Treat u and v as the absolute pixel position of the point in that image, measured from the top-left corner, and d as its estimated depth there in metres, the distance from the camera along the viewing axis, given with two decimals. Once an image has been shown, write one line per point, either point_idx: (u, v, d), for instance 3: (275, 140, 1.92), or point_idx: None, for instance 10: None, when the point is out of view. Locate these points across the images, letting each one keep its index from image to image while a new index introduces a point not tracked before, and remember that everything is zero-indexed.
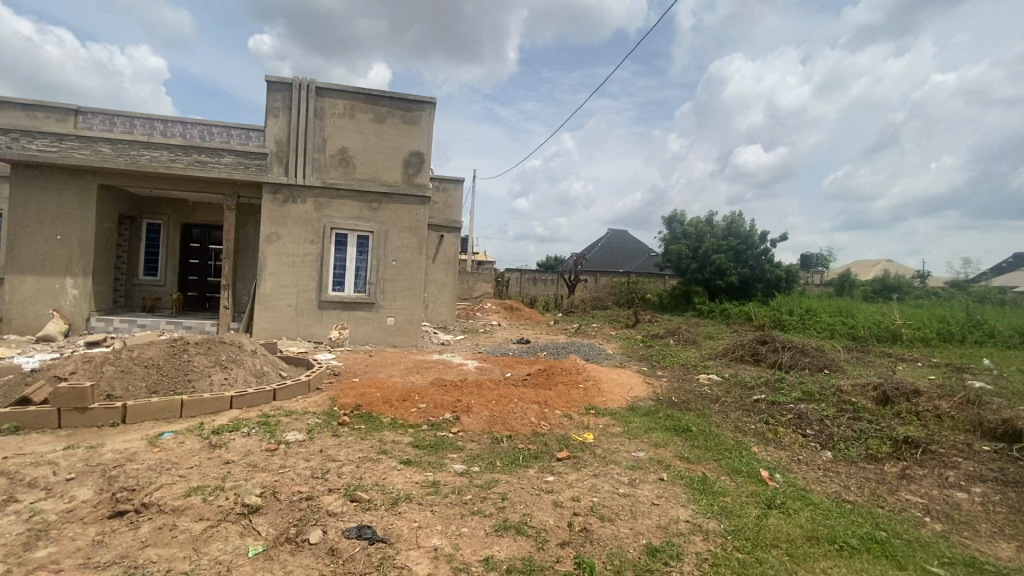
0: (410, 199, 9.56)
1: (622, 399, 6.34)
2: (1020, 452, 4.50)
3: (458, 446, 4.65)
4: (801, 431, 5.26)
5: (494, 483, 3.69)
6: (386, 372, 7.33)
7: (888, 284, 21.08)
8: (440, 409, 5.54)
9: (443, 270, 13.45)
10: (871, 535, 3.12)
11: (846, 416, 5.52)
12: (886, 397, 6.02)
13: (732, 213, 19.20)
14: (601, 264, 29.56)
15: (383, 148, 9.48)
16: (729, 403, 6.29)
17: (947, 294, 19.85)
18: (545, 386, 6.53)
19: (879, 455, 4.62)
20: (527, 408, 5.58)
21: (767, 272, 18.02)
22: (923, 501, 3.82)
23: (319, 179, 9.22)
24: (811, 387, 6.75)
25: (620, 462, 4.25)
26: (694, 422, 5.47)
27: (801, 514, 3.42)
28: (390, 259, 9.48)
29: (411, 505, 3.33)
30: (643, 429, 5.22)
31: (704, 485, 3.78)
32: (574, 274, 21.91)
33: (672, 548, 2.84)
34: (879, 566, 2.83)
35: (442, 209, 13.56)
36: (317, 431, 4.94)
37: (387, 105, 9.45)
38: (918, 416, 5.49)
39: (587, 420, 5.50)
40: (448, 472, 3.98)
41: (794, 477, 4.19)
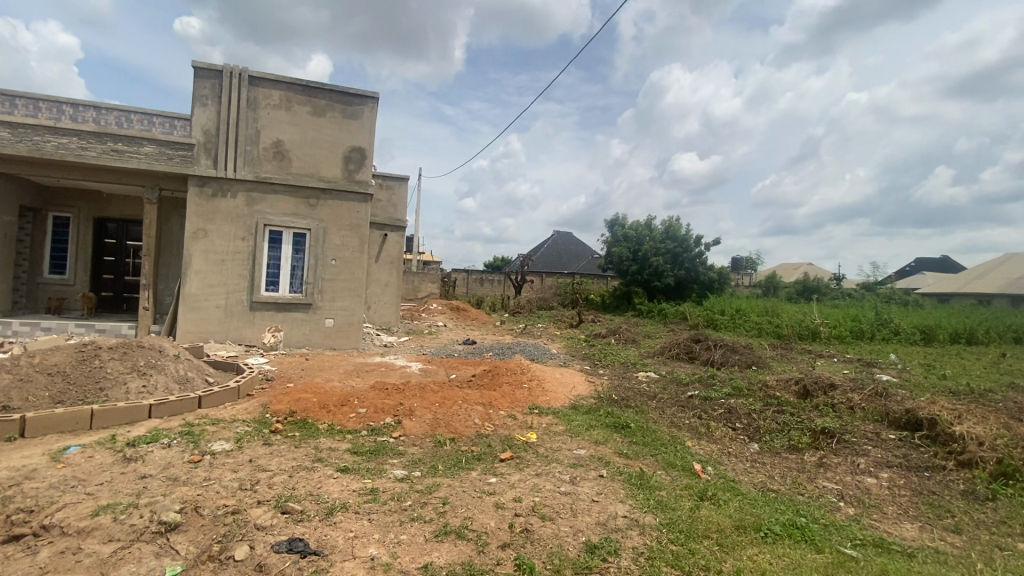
0: (350, 196, 9.24)
1: (565, 398, 6.43)
2: (919, 439, 4.97)
3: (399, 451, 4.53)
4: (731, 424, 5.55)
5: (435, 488, 3.62)
6: (324, 376, 7.05)
7: (808, 286, 22.76)
8: (380, 414, 5.38)
9: (386, 269, 13.13)
10: (793, 522, 3.32)
11: (771, 409, 5.88)
12: (806, 391, 6.47)
13: (669, 218, 20.03)
14: (547, 265, 29.99)
15: (321, 142, 9.11)
16: (666, 399, 6.54)
17: (858, 295, 21.67)
18: (489, 387, 6.51)
19: (800, 446, 4.94)
20: (471, 409, 5.53)
21: (701, 273, 18.96)
22: (838, 487, 4.12)
23: (251, 173, 8.72)
24: (740, 383, 7.15)
25: (562, 461, 4.30)
26: (633, 418, 5.63)
27: (730, 504, 3.59)
28: (329, 259, 9.13)
29: (347, 514, 3.20)
30: (584, 427, 5.31)
31: (641, 480, 3.89)
32: (520, 275, 22.08)
33: (611, 543, 2.89)
34: (799, 550, 3.02)
35: (385, 207, 13.22)
36: (247, 439, 4.65)
37: (327, 97, 9.10)
38: (834, 408, 5.94)
39: (530, 420, 5.53)
40: (388, 478, 3.87)
41: (724, 469, 4.41)
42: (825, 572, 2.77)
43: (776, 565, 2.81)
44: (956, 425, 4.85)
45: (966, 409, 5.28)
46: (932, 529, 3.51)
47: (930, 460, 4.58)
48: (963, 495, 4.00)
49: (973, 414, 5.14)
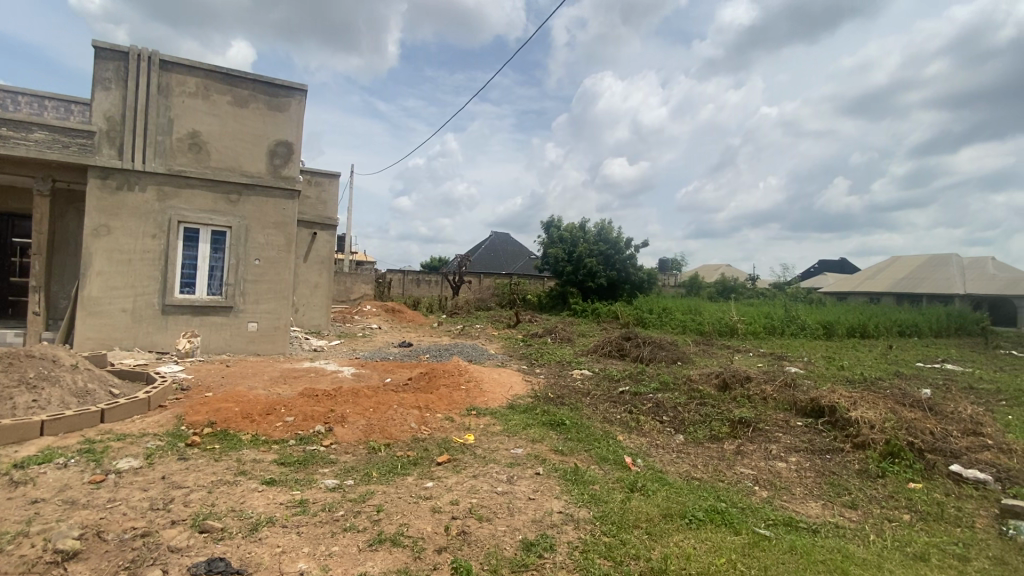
0: (276, 192, 8.77)
1: (502, 398, 6.46)
2: (821, 425, 5.47)
3: (330, 460, 4.36)
4: (659, 417, 5.84)
5: (369, 496, 3.51)
6: (248, 383, 6.64)
7: (727, 286, 24.39)
8: (310, 421, 5.15)
9: (316, 270, 12.58)
10: (714, 507, 3.54)
11: (694, 402, 6.25)
12: (725, 383, 6.95)
13: (602, 221, 20.71)
14: (484, 266, 30.05)
15: (243, 135, 8.58)
16: (599, 396, 6.76)
17: (770, 294, 23.51)
18: (426, 390, 6.42)
19: (720, 436, 5.28)
20: (407, 413, 5.42)
21: (632, 274, 19.78)
22: (754, 472, 4.45)
23: (163, 166, 8.05)
24: (666, 378, 7.53)
25: (499, 461, 4.33)
26: (568, 415, 5.77)
27: (658, 493, 3.78)
28: (253, 259, 8.61)
29: (274, 529, 3.03)
30: (521, 426, 5.38)
31: (576, 475, 4.00)
32: (457, 275, 21.96)
33: (547, 540, 2.94)
34: (720, 533, 3.23)
35: (314, 205, 12.66)
36: (159, 455, 4.28)
37: (249, 87, 8.58)
38: (749, 399, 6.41)
39: (467, 421, 5.52)
40: (318, 488, 3.71)
41: (652, 460, 4.62)
42: (743, 552, 2.98)
43: (700, 549, 2.98)
44: (852, 410, 5.39)
45: (860, 396, 5.88)
46: (833, 506, 3.88)
47: (831, 443, 5.06)
48: (859, 474, 4.46)
49: (866, 400, 5.73)
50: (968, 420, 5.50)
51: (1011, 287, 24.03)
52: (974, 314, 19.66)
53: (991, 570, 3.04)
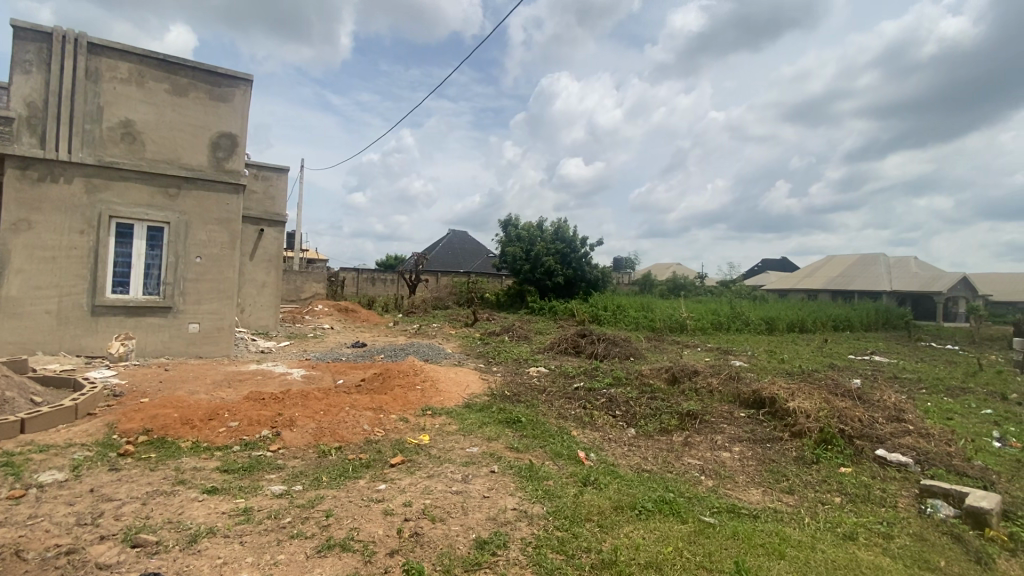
0: (219, 186, 8.35)
1: (459, 397, 6.42)
2: (762, 415, 5.76)
3: (277, 465, 4.20)
4: (612, 412, 5.97)
5: (318, 501, 3.41)
6: (189, 387, 6.31)
7: (677, 284, 25.25)
8: (256, 426, 4.94)
9: (263, 268, 12.07)
10: (663, 498, 3.66)
11: (645, 396, 6.44)
12: (674, 377, 7.20)
13: (558, 220, 20.97)
14: (441, 264, 29.81)
15: (183, 125, 8.12)
16: (554, 393, 6.84)
17: (718, 291, 24.53)
18: (380, 391, 6.29)
19: (669, 428, 5.46)
20: (360, 415, 5.30)
21: (587, 272, 20.15)
22: (700, 462, 4.63)
23: (92, 156, 7.49)
24: (619, 373, 7.72)
25: (454, 460, 4.30)
26: (524, 413, 5.80)
27: (609, 486, 3.87)
28: (194, 256, 8.16)
29: (215, 540, 2.89)
30: (477, 424, 5.36)
31: (531, 472, 4.03)
32: (413, 273, 21.65)
33: (500, 537, 2.95)
34: (668, 523, 3.34)
35: (261, 200, 12.14)
36: (87, 466, 3.99)
37: (189, 76, 8.14)
38: (697, 392, 6.67)
39: (422, 421, 5.45)
40: (264, 496, 3.56)
41: (605, 454, 4.73)
42: (689, 540, 3.10)
43: (648, 539, 3.07)
44: (789, 401, 5.70)
45: (796, 387, 6.23)
46: (772, 492, 4.10)
47: (771, 432, 5.33)
48: (796, 460, 4.73)
49: (802, 391, 6.08)
50: (892, 408, 5.94)
51: (930, 284, 26.13)
52: (898, 309, 21.25)
53: (910, 546, 3.30)
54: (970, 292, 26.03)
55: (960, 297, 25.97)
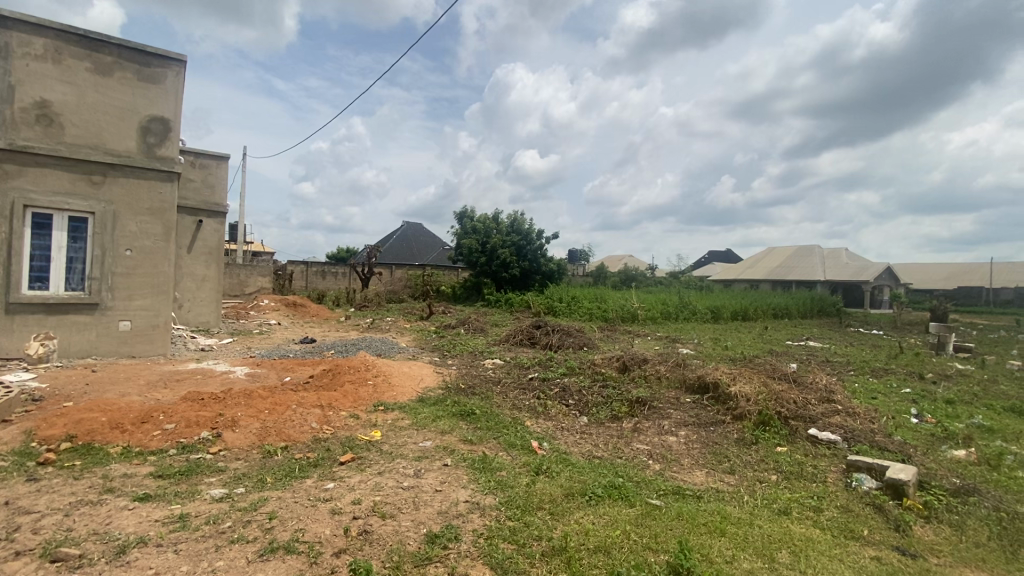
0: (150, 173, 7.80)
1: (412, 392, 6.32)
2: (707, 400, 6.02)
3: (217, 468, 4.00)
4: (565, 401, 6.06)
5: (262, 503, 3.27)
6: (119, 389, 5.90)
7: (629, 275, 25.91)
8: (194, 428, 4.68)
9: (202, 261, 11.41)
10: (613, 483, 3.76)
11: (597, 385, 6.58)
12: (625, 365, 7.38)
13: (514, 212, 20.98)
14: (395, 256, 29.22)
15: (107, 107, 7.52)
16: (509, 384, 6.86)
17: (668, 282, 25.34)
18: (329, 387, 6.12)
19: (619, 415, 5.61)
20: (308, 413, 5.13)
21: (542, 265, 20.33)
22: (648, 447, 4.79)
23: (2, 139, 6.82)
24: (573, 363, 7.84)
25: (406, 455, 4.24)
26: (478, 405, 5.78)
27: (561, 474, 3.93)
28: (123, 249, 7.61)
29: (146, 550, 2.72)
30: (430, 418, 5.31)
31: (484, 464, 4.03)
32: (366, 266, 21.12)
33: (451, 530, 2.93)
34: (617, 507, 3.43)
35: (198, 189, 11.45)
36: (0, 478, 3.65)
37: (114, 54, 7.54)
38: (646, 379, 6.88)
39: (374, 417, 5.34)
40: (203, 500, 3.38)
41: (557, 443, 4.79)
42: (636, 523, 3.19)
43: (598, 524, 3.15)
44: (731, 385, 5.98)
45: (738, 372, 6.54)
46: (715, 473, 4.29)
47: (714, 416, 5.57)
48: (737, 442, 4.96)
49: (743, 375, 6.38)
50: (823, 389, 6.34)
51: (859, 274, 28.03)
52: (831, 297, 22.68)
53: (837, 518, 3.55)
54: (893, 281, 28.14)
55: (885, 285, 28.02)
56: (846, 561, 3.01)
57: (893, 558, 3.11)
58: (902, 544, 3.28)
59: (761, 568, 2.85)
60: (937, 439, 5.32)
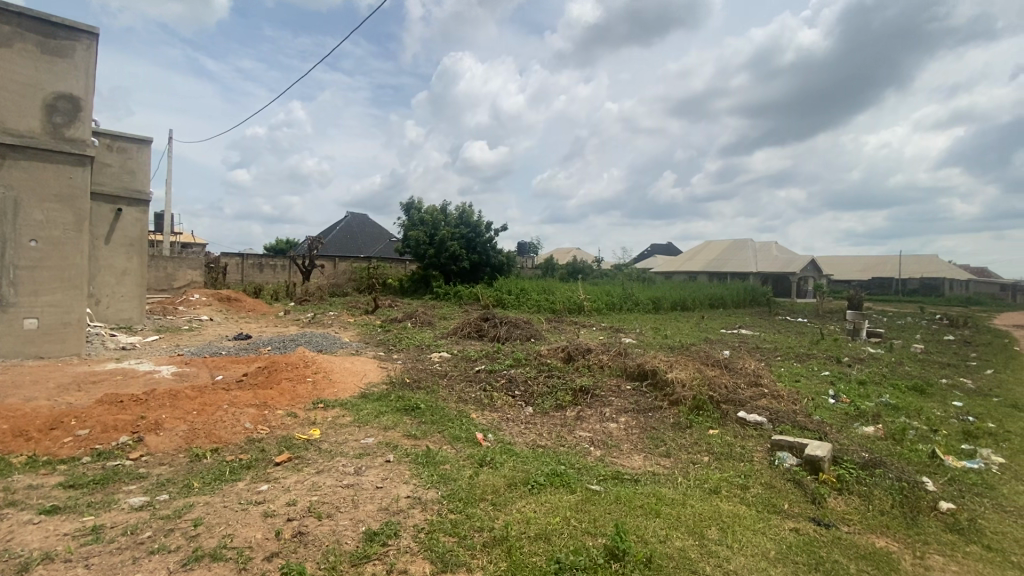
0: (57, 156, 7.10)
1: (354, 387, 6.16)
2: (646, 387, 6.25)
3: (138, 474, 3.74)
4: (511, 392, 6.11)
5: (187, 509, 3.09)
6: (24, 393, 5.39)
7: (577, 267, 26.42)
8: (111, 433, 4.35)
9: (121, 253, 10.55)
10: (555, 471, 3.83)
11: (543, 375, 6.68)
12: (570, 355, 7.53)
13: (463, 204, 20.80)
14: (339, 248, 28.31)
15: (5, 81, 6.78)
16: (455, 377, 6.83)
17: (613, 274, 26.02)
18: (265, 385, 5.86)
19: (564, 404, 5.73)
20: (240, 413, 4.88)
21: (492, 257, 20.34)
22: (590, 435, 4.91)
23: None
24: (519, 354, 7.91)
25: (347, 453, 4.13)
26: (423, 399, 5.71)
27: (504, 464, 3.97)
28: (27, 239, 6.90)
29: (52, 566, 2.50)
30: (373, 414, 5.19)
31: (427, 458, 3.99)
32: (307, 259, 20.30)
33: (391, 527, 2.89)
34: (558, 494, 3.51)
35: (116, 174, 10.57)
36: None
37: (13, 23, 6.81)
38: (589, 368, 7.04)
39: (312, 415, 5.15)
40: (120, 510, 3.15)
41: (502, 434, 4.82)
42: (576, 508, 3.28)
43: (539, 512, 3.20)
44: (669, 372, 6.23)
45: (675, 360, 6.83)
46: (652, 457, 4.46)
47: (653, 402, 5.80)
48: (674, 426, 5.19)
49: (680, 363, 6.67)
50: (752, 374, 6.74)
51: (787, 267, 29.96)
52: (762, 288, 24.12)
53: (761, 494, 3.79)
54: (817, 272, 30.30)
55: (809, 276, 30.11)
56: (768, 534, 3.22)
57: (809, 529, 3.36)
58: (818, 515, 3.56)
59: (692, 545, 3.00)
60: (850, 417, 5.80)
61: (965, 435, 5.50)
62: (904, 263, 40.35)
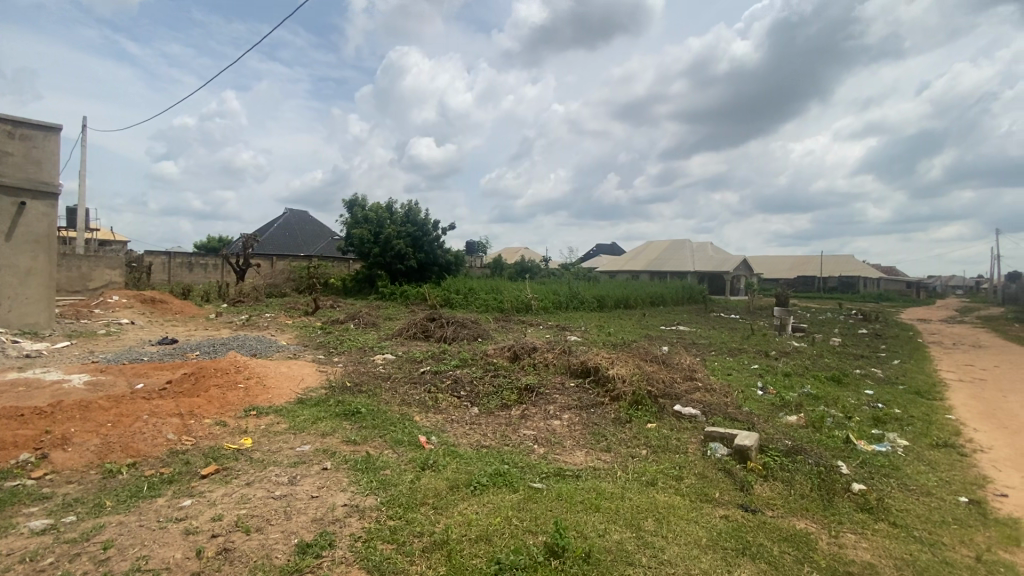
0: None
1: (290, 393, 5.90)
2: (588, 383, 6.39)
3: (41, 494, 3.40)
4: (457, 393, 6.06)
5: (98, 531, 2.84)
6: None
7: (525, 267, 26.61)
8: (10, 450, 3.92)
9: (26, 251, 9.59)
10: (498, 471, 3.83)
11: (489, 375, 6.67)
12: (516, 354, 7.57)
13: (410, 203, 20.42)
14: (277, 247, 27.07)
15: None
16: (399, 379, 6.69)
17: (560, 273, 26.43)
18: (191, 393, 5.49)
19: (509, 403, 5.75)
20: (163, 424, 4.55)
21: (439, 256, 20.12)
22: (534, 433, 4.96)
23: None
24: (465, 355, 7.87)
25: (281, 462, 3.94)
26: (364, 403, 5.55)
27: (447, 467, 3.92)
28: None
29: None
30: (310, 420, 4.98)
31: (367, 464, 3.88)
32: (242, 257, 19.25)
33: (325, 537, 2.78)
34: (500, 493, 3.51)
35: (19, 163, 9.51)
36: None
37: None
38: (535, 367, 7.11)
39: (243, 423, 4.88)
40: (18, 536, 2.85)
41: (446, 436, 4.76)
42: (518, 508, 3.29)
43: (480, 513, 3.19)
44: (610, 369, 6.39)
45: (617, 356, 7.02)
46: (593, 452, 4.56)
47: (595, 398, 5.93)
48: (615, 421, 5.34)
49: (621, 359, 6.85)
50: (687, 368, 7.05)
51: (722, 266, 31.58)
52: (699, 286, 25.29)
53: (694, 483, 3.97)
54: (749, 271, 32.16)
55: (742, 275, 31.89)
56: (700, 522, 3.37)
57: (737, 515, 3.55)
58: (745, 502, 3.76)
59: (629, 538, 3.09)
60: (776, 407, 6.19)
61: (875, 420, 6.01)
62: (825, 263, 43.54)
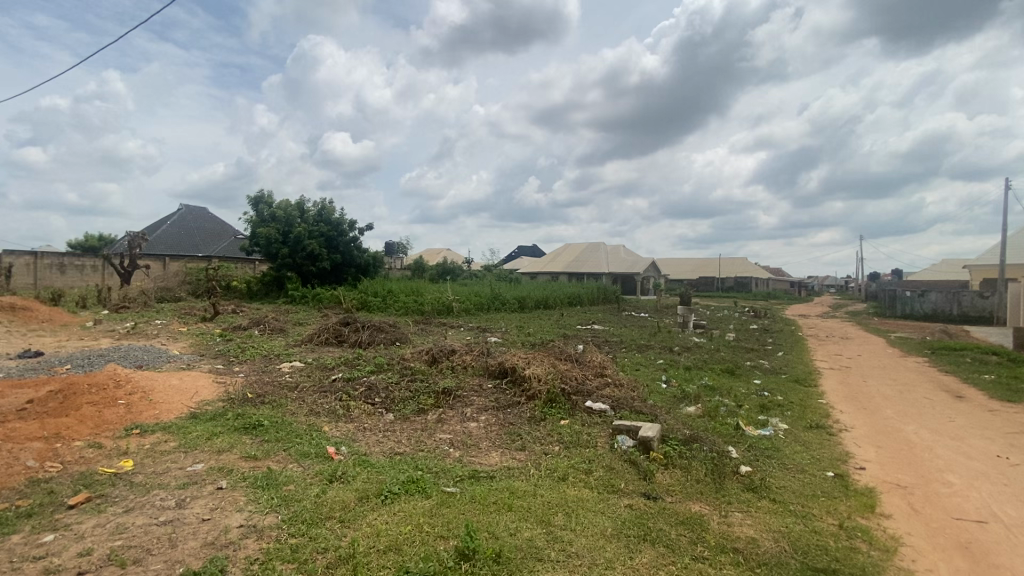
0: None
1: (182, 407, 5.39)
2: (505, 384, 6.46)
3: None
4: (370, 400, 5.87)
5: None
6: None
7: (446, 268, 26.39)
8: None
9: None
10: (410, 478, 3.76)
11: (405, 379, 6.53)
12: (434, 358, 7.48)
13: (323, 201, 19.43)
14: (171, 248, 24.63)
15: None
16: (307, 388, 6.34)
17: (482, 275, 26.53)
18: (58, 413, 4.84)
19: (425, 408, 5.67)
20: (20, 450, 3.96)
21: (356, 257, 19.37)
22: (450, 436, 4.93)
23: None
24: (381, 359, 7.63)
25: (167, 484, 3.59)
26: (267, 415, 5.21)
27: (356, 477, 3.79)
28: None
29: None
30: (204, 437, 4.58)
31: (267, 480, 3.64)
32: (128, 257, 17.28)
33: (217, 563, 2.58)
34: (412, 501, 3.46)
35: None
36: None
37: None
38: (453, 370, 7.07)
39: (123, 443, 4.39)
40: None
41: (357, 446, 4.59)
42: (430, 514, 3.26)
43: (390, 523, 3.12)
44: (527, 369, 6.50)
45: (532, 356, 7.17)
46: (508, 452, 4.63)
47: (511, 399, 6.01)
48: (530, 420, 5.46)
49: (537, 359, 7.00)
50: (599, 366, 7.36)
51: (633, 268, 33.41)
52: (613, 287, 26.53)
53: (602, 476, 4.16)
54: (658, 272, 34.28)
55: (652, 276, 33.90)
56: (606, 513, 3.54)
57: (640, 504, 3.77)
58: (647, 490, 4.01)
59: (539, 534, 3.17)
60: (678, 399, 6.66)
61: (761, 407, 6.66)
62: (723, 264, 47.47)
